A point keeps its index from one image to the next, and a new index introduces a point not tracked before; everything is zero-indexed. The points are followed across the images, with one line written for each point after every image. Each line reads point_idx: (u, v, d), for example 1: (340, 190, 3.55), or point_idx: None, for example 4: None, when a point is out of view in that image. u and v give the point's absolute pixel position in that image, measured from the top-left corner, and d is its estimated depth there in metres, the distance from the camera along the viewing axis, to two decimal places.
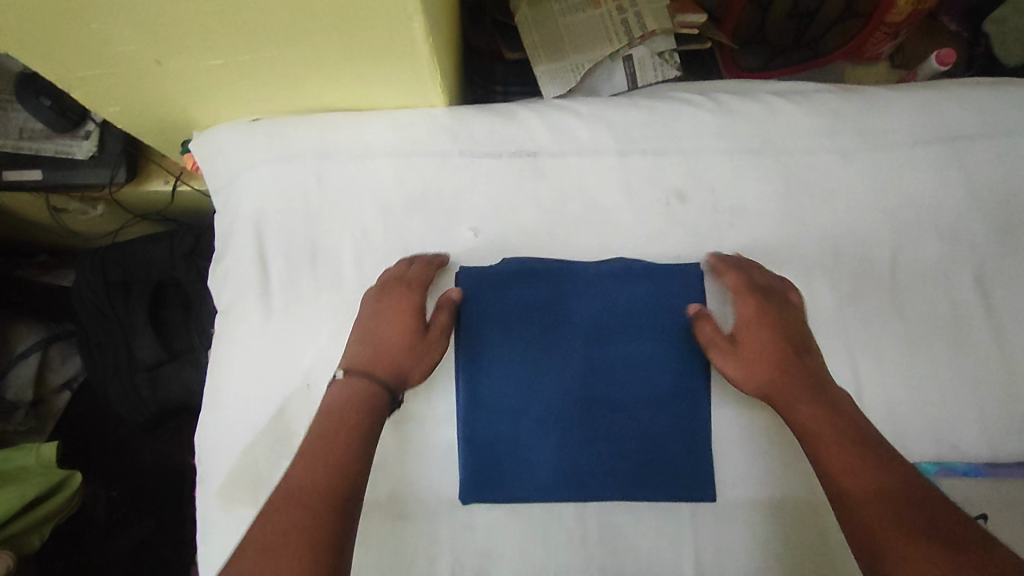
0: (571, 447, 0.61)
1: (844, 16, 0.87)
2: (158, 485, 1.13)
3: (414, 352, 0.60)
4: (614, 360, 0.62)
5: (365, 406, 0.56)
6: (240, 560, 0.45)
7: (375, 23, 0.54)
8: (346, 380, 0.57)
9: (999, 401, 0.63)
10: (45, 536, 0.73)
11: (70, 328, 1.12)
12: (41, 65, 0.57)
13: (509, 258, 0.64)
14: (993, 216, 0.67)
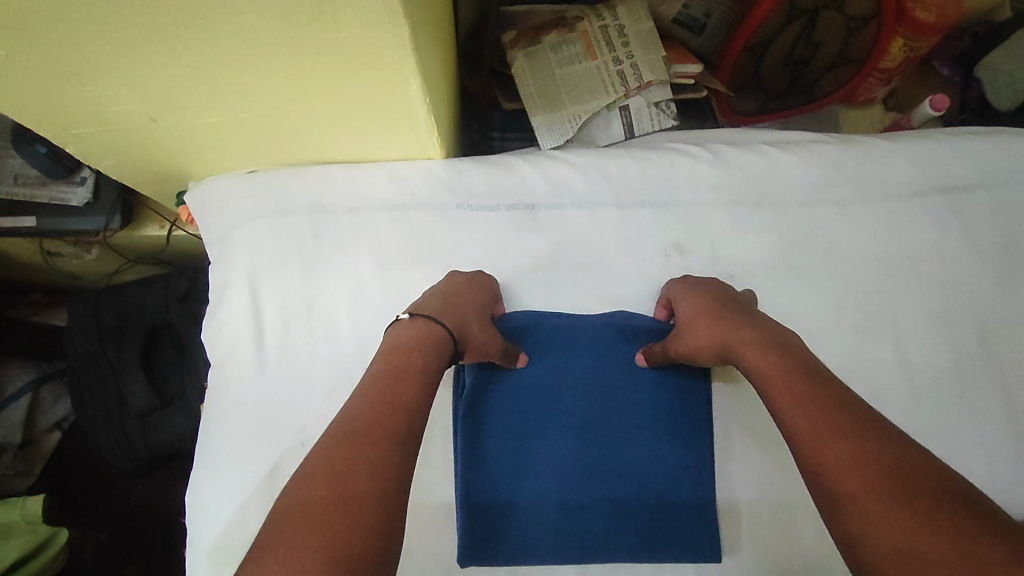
0: (573, 498, 0.60)
1: (839, 63, 0.86)
2: (148, 529, 1.11)
3: (482, 323, 0.59)
4: (613, 414, 0.62)
5: (434, 342, 0.55)
6: (303, 481, 0.42)
7: (372, 82, 0.54)
8: (417, 317, 0.56)
9: (1008, 455, 0.61)
10: None
11: (60, 368, 1.08)
12: (37, 123, 0.57)
13: (514, 314, 0.65)
14: (993, 265, 0.67)
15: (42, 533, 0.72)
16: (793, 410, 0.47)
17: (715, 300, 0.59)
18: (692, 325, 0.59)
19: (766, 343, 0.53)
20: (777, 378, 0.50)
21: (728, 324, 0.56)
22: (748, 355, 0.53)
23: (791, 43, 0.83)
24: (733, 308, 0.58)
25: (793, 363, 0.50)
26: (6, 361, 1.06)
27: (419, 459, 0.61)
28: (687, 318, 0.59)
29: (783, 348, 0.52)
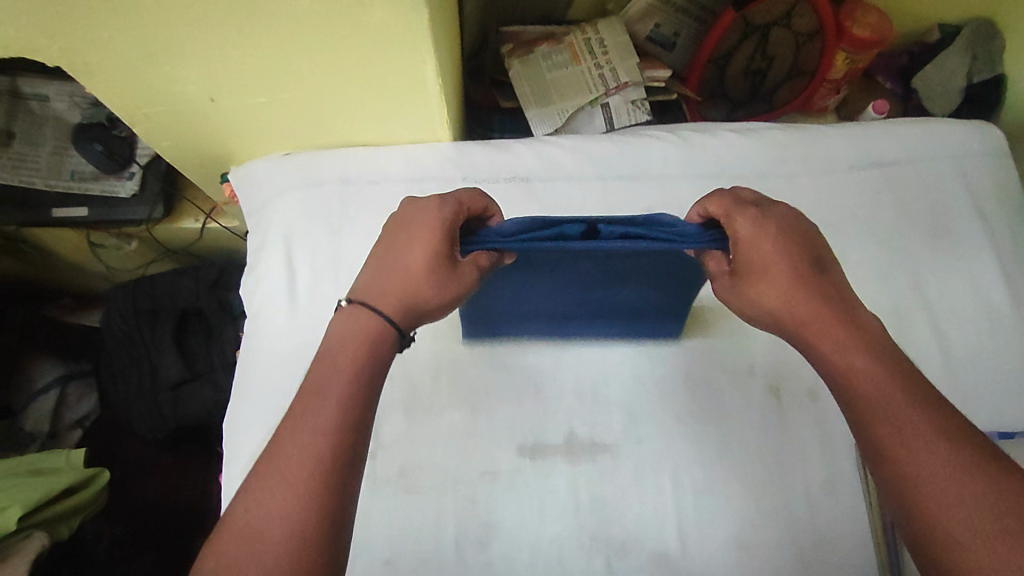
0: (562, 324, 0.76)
1: (792, 75, 1.00)
2: (162, 517, 1.21)
3: (430, 282, 0.56)
4: (609, 288, 0.70)
5: (374, 333, 0.54)
6: (220, 546, 0.44)
7: (396, 66, 0.66)
8: (353, 305, 0.56)
9: (940, 383, 0.71)
10: (73, 527, 0.77)
11: (85, 367, 1.25)
12: (117, 103, 0.69)
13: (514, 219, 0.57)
14: (923, 226, 0.78)
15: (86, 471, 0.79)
16: (884, 415, 0.47)
17: (788, 253, 0.55)
18: (763, 280, 0.55)
19: (844, 324, 0.53)
20: (867, 378, 0.49)
21: (803, 290, 0.54)
22: (826, 335, 0.53)
23: (749, 55, 0.96)
24: (807, 267, 0.55)
25: (880, 355, 0.51)
26: (39, 356, 1.23)
27: None
28: (751, 266, 0.56)
29: (864, 332, 0.52)
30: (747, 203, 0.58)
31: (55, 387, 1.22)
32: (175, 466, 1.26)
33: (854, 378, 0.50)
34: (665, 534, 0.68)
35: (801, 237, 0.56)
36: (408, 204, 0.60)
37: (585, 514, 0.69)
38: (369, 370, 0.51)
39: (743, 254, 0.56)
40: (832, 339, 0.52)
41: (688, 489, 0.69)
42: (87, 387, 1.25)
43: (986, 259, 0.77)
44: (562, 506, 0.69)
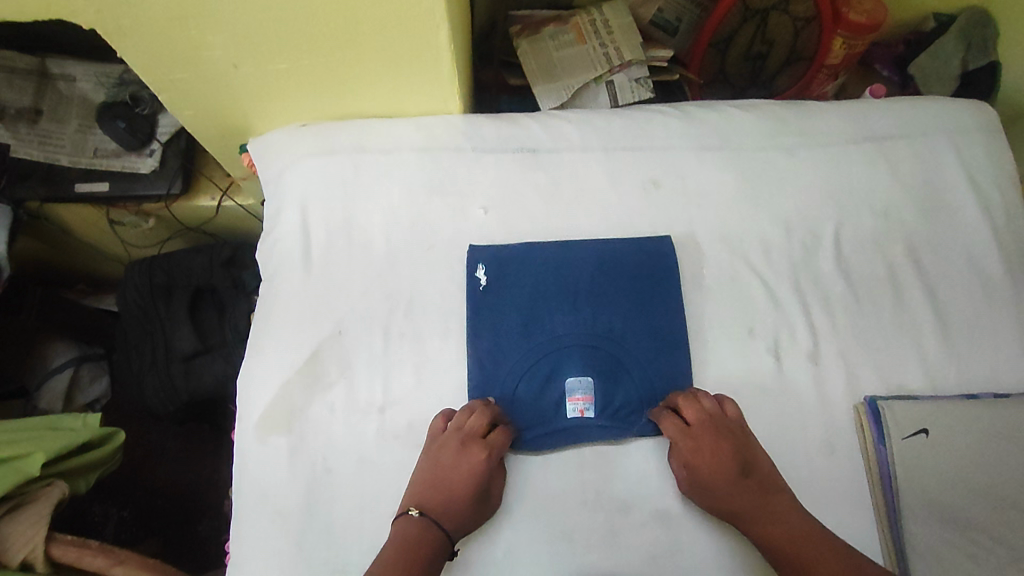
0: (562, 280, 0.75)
1: (791, 60, 1.03)
2: (172, 500, 1.23)
3: (476, 505, 0.65)
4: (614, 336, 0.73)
5: (433, 545, 0.62)
6: None
7: (411, 35, 0.69)
8: (420, 522, 0.63)
9: (935, 347, 0.73)
10: (90, 483, 0.79)
11: (99, 351, 1.28)
12: (145, 69, 0.72)
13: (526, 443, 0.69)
14: (919, 197, 0.80)
15: (104, 430, 0.81)
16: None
17: (720, 459, 0.65)
18: (705, 497, 0.66)
19: (762, 507, 0.64)
20: (798, 553, 0.60)
21: (731, 488, 0.65)
22: (753, 520, 0.64)
23: (749, 40, 0.99)
24: (738, 469, 0.65)
25: (801, 535, 0.61)
26: (54, 338, 1.24)
27: (439, 345, 0.73)
28: (696, 476, 0.66)
29: (786, 516, 0.63)
30: (689, 430, 0.66)
31: (69, 368, 1.22)
32: (184, 449, 1.27)
33: (776, 546, 0.61)
34: (667, 491, 0.68)
35: (720, 427, 0.67)
36: (458, 433, 0.66)
37: (587, 472, 0.68)
38: (423, 570, 0.61)
39: (696, 484, 0.66)
40: (765, 527, 0.63)
41: None
42: (101, 371, 1.26)
43: (981, 229, 0.79)
44: (566, 462, 0.69)
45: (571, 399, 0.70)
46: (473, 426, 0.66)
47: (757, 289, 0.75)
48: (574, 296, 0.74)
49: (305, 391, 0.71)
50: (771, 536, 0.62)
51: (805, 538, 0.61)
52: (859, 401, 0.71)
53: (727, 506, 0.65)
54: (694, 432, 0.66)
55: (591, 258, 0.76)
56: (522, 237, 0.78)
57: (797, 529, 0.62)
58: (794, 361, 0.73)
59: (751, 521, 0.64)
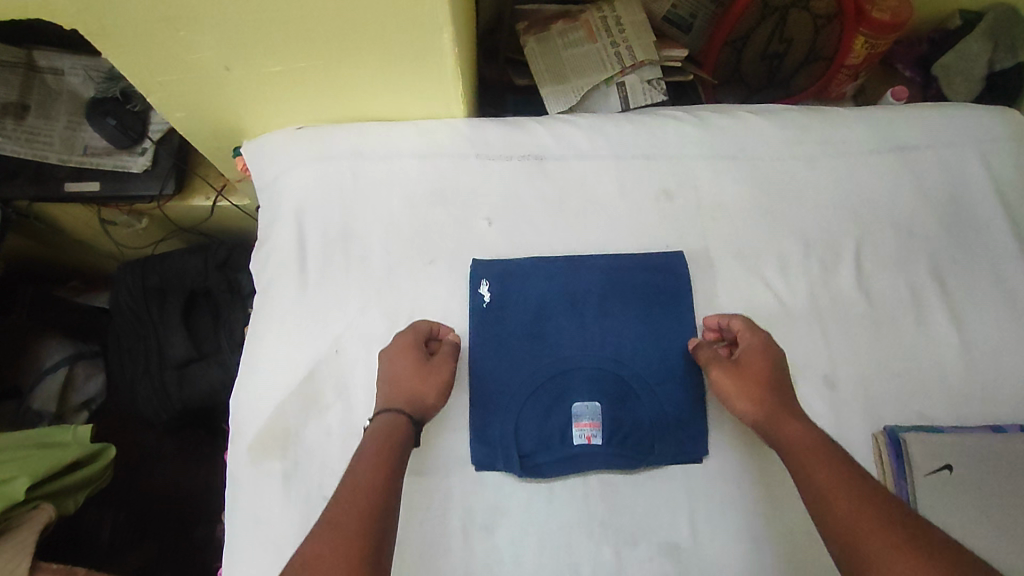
0: (567, 296, 0.72)
1: (810, 58, 0.98)
2: (166, 502, 1.21)
3: (422, 377, 0.66)
4: (622, 359, 0.70)
5: (396, 436, 0.61)
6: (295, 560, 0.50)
7: (414, 36, 0.65)
8: (384, 420, 0.62)
9: (959, 371, 0.70)
10: (79, 502, 0.77)
11: (94, 348, 1.24)
12: (132, 72, 0.68)
13: (532, 474, 0.68)
14: (945, 212, 0.76)
15: (94, 446, 0.79)
16: (845, 502, 0.51)
17: (770, 365, 0.65)
18: (743, 387, 0.64)
19: (790, 421, 0.60)
20: (820, 467, 0.55)
21: (768, 393, 0.63)
22: (785, 425, 0.60)
23: (766, 38, 0.95)
24: (783, 386, 0.64)
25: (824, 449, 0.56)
26: (47, 337, 1.21)
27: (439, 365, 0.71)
28: (743, 369, 0.65)
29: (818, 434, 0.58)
30: (751, 332, 0.67)
31: (63, 367, 1.19)
32: (180, 450, 1.26)
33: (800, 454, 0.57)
34: (675, 522, 0.66)
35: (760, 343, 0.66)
36: (405, 334, 0.68)
37: (595, 503, 0.67)
38: (394, 467, 0.58)
39: (742, 372, 0.64)
40: (794, 437, 0.59)
41: (700, 476, 0.68)
42: (96, 369, 1.22)
43: (1010, 246, 0.75)
44: (570, 492, 0.68)
45: (577, 425, 0.68)
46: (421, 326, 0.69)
47: (773, 309, 0.72)
48: (579, 315, 0.72)
49: (301, 414, 0.69)
50: (798, 453, 0.57)
51: (830, 453, 0.56)
52: (878, 429, 0.68)
53: (763, 413, 0.62)
54: (755, 335, 0.67)
55: (597, 277, 0.73)
56: (526, 250, 0.75)
57: (822, 447, 0.57)
58: (811, 386, 0.70)
59: (782, 425, 0.60)
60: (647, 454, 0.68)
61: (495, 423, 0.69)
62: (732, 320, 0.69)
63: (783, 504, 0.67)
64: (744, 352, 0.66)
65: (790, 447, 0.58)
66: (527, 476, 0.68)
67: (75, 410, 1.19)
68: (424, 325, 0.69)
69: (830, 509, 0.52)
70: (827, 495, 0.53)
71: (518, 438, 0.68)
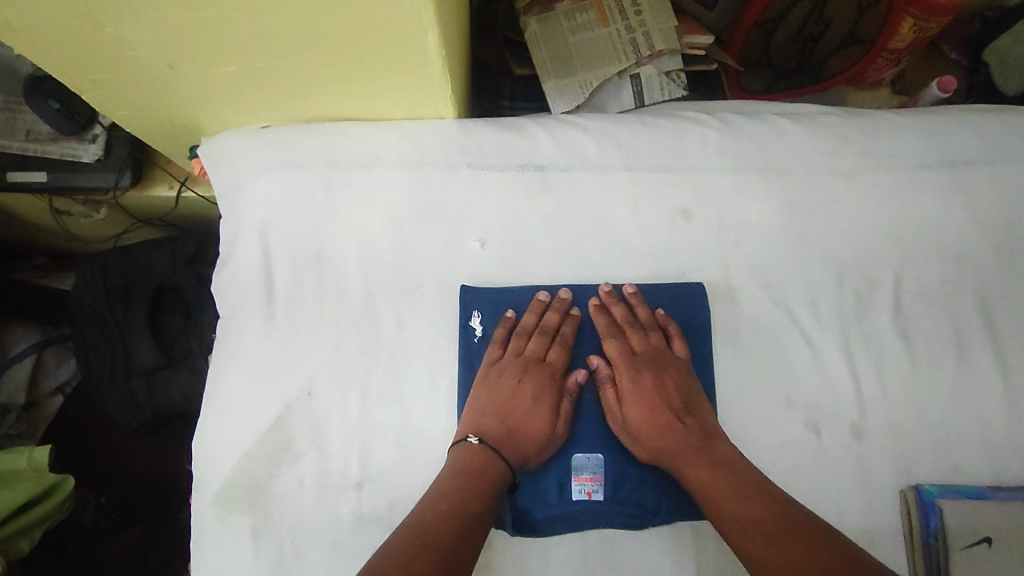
0: (568, 331, 0.65)
1: (848, 43, 0.86)
2: (148, 492, 1.09)
3: (540, 428, 0.61)
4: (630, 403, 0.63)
5: (492, 477, 0.57)
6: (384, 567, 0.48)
7: (391, 38, 0.55)
8: (484, 451, 0.58)
9: (1004, 424, 0.63)
10: (33, 542, 0.77)
11: (66, 331, 1.06)
12: (57, 68, 0.58)
13: (523, 530, 0.61)
14: (996, 239, 0.68)
15: (51, 478, 0.77)
16: (755, 539, 0.52)
17: (661, 384, 0.62)
18: (643, 429, 0.61)
19: (683, 445, 0.59)
20: (729, 497, 0.55)
21: (669, 423, 0.60)
22: (687, 462, 0.58)
23: (802, 18, 0.83)
24: (672, 403, 0.61)
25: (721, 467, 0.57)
26: (8, 321, 1.03)
27: (425, 407, 0.63)
28: (630, 410, 0.61)
29: (714, 457, 0.58)
30: (634, 353, 0.63)
31: (30, 355, 1.02)
32: (162, 436, 1.12)
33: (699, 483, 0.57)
34: None
35: (637, 330, 0.64)
36: (530, 348, 0.64)
37: (594, 564, 0.61)
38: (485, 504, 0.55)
39: (634, 413, 0.61)
40: (693, 468, 0.58)
41: (709, 536, 0.62)
42: (68, 353, 1.06)
43: None
44: (565, 554, 0.61)
45: (577, 479, 0.62)
46: (535, 347, 0.63)
47: (800, 349, 0.64)
48: (582, 356, 0.64)
49: (270, 463, 0.61)
50: (703, 483, 0.57)
51: (729, 477, 0.56)
52: (908, 485, 0.61)
53: (654, 443, 0.60)
54: (640, 356, 0.63)
55: (606, 310, 0.66)
56: (523, 276, 0.67)
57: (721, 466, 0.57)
58: (836, 435, 0.63)
59: (677, 457, 0.59)
60: (655, 512, 0.61)
61: None
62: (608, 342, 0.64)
63: None
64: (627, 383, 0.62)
65: (692, 478, 0.57)
66: (522, 532, 0.61)
67: (47, 396, 1.05)
68: (544, 344, 0.64)
69: (746, 549, 0.52)
70: (741, 534, 0.53)
71: (511, 493, 0.61)
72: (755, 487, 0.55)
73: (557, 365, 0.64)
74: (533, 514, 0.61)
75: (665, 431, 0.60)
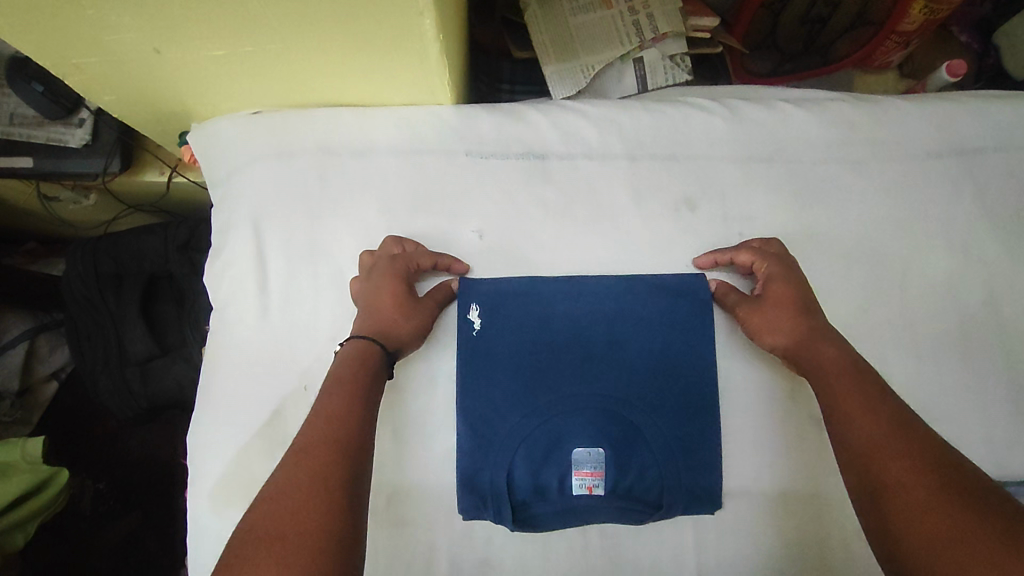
0: (572, 311, 0.63)
1: (856, 24, 0.85)
2: (147, 477, 1.08)
3: (404, 315, 0.60)
4: (631, 395, 0.61)
5: (374, 375, 0.56)
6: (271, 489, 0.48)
7: (387, 21, 0.52)
8: (360, 342, 0.58)
9: (1010, 418, 0.62)
10: (28, 535, 0.78)
11: (60, 318, 1.04)
12: (37, 51, 0.56)
13: (522, 525, 0.60)
14: (1005, 230, 0.67)
15: (44, 472, 0.77)
16: (880, 443, 0.50)
17: (795, 287, 0.61)
18: (777, 320, 0.60)
19: (815, 354, 0.57)
20: (858, 411, 0.52)
21: (802, 324, 0.59)
22: (818, 362, 0.57)
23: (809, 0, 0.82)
24: (813, 308, 0.60)
25: (854, 380, 0.55)
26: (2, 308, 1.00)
27: (422, 401, 0.62)
28: (770, 305, 0.60)
29: (848, 364, 0.56)
30: (774, 257, 0.62)
31: (23, 342, 0.99)
32: (161, 421, 1.11)
33: (828, 389, 0.55)
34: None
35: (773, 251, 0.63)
36: (393, 250, 0.63)
37: (594, 555, 0.61)
38: (365, 405, 0.54)
39: (770, 302, 0.60)
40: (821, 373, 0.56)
41: (712, 532, 0.61)
42: (63, 340, 1.03)
43: None
44: (566, 545, 0.61)
45: (577, 473, 0.60)
46: (384, 252, 0.63)
47: None
48: (585, 343, 0.62)
49: (265, 457, 0.60)
50: (831, 387, 0.55)
51: (862, 390, 0.54)
52: None
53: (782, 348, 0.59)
54: (778, 260, 0.62)
55: (605, 297, 0.63)
56: (523, 267, 0.65)
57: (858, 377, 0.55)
58: None
59: (811, 362, 0.57)
60: (656, 506, 0.60)
61: (480, 468, 0.60)
62: (737, 252, 0.63)
63: (804, 562, 0.60)
64: (765, 279, 0.62)
65: (818, 385, 0.56)
66: (522, 527, 0.60)
67: (43, 382, 1.03)
68: (397, 247, 0.63)
69: (863, 452, 0.50)
70: (864, 444, 0.51)
71: (510, 488, 0.60)
72: (891, 406, 0.52)
73: (414, 264, 0.63)
74: (533, 509, 0.60)
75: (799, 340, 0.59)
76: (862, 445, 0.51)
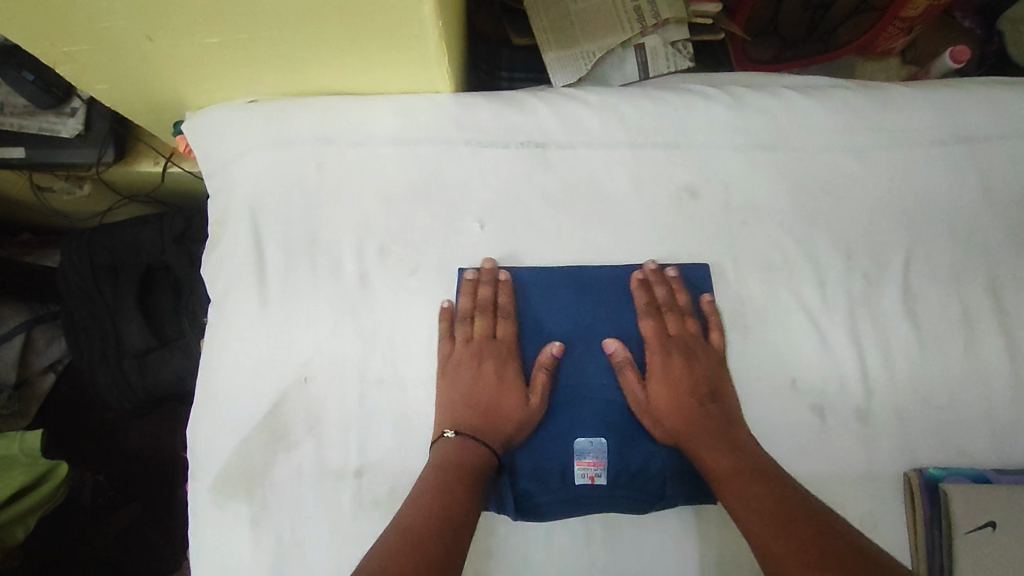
0: (573, 308, 0.63)
1: (860, 8, 0.83)
2: (148, 469, 1.08)
3: (510, 401, 0.60)
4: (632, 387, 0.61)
5: (484, 459, 0.57)
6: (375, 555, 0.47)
7: (384, 8, 0.51)
8: (467, 440, 0.57)
9: (1012, 405, 0.62)
10: (28, 529, 0.77)
11: (55, 310, 1.03)
12: (28, 39, 0.55)
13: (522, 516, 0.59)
14: (1008, 217, 0.67)
15: (43, 465, 0.77)
16: (745, 512, 0.52)
17: (691, 368, 0.61)
18: (666, 403, 0.59)
19: (718, 436, 0.58)
20: (742, 497, 0.53)
21: (694, 406, 0.59)
22: (702, 446, 0.57)
23: None
24: (687, 389, 0.60)
25: (749, 468, 0.55)
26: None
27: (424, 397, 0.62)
28: (654, 390, 0.60)
29: (741, 455, 0.56)
30: (657, 328, 0.62)
31: (20, 334, 0.98)
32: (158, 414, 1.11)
33: (720, 476, 0.55)
34: (685, 569, 0.60)
35: (672, 316, 0.63)
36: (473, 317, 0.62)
37: (596, 546, 0.60)
38: (470, 498, 0.53)
39: (656, 386, 0.60)
40: (712, 460, 0.56)
41: (715, 522, 0.61)
42: (59, 331, 1.03)
43: None
44: (570, 534, 0.61)
45: (579, 464, 0.60)
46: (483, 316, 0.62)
47: (806, 332, 0.63)
48: (587, 337, 0.62)
49: (265, 451, 0.60)
50: (721, 477, 0.55)
51: (751, 475, 0.54)
52: (911, 468, 0.60)
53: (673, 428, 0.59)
54: (662, 334, 0.62)
55: (606, 290, 0.63)
56: (524, 258, 0.65)
57: (743, 465, 0.55)
58: (842, 419, 0.61)
59: (699, 445, 0.58)
60: (658, 496, 0.60)
61: None
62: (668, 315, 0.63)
63: None
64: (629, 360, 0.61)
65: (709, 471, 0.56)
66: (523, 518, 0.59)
67: (40, 375, 1.02)
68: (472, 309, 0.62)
69: (757, 544, 0.50)
70: (754, 527, 0.51)
71: (513, 481, 0.59)
72: (787, 493, 0.52)
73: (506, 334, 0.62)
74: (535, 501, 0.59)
75: (691, 419, 0.59)
76: (754, 528, 0.51)
